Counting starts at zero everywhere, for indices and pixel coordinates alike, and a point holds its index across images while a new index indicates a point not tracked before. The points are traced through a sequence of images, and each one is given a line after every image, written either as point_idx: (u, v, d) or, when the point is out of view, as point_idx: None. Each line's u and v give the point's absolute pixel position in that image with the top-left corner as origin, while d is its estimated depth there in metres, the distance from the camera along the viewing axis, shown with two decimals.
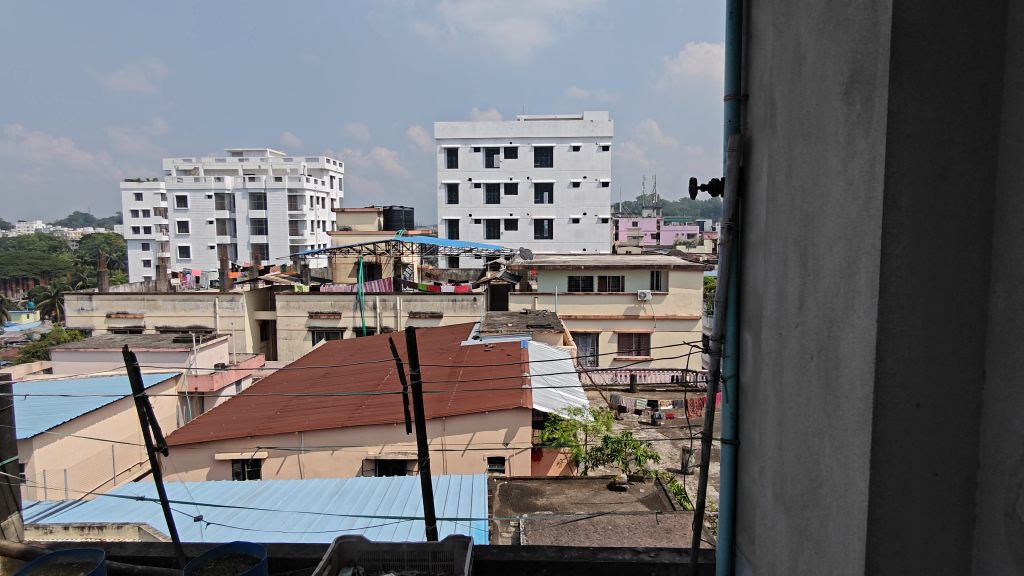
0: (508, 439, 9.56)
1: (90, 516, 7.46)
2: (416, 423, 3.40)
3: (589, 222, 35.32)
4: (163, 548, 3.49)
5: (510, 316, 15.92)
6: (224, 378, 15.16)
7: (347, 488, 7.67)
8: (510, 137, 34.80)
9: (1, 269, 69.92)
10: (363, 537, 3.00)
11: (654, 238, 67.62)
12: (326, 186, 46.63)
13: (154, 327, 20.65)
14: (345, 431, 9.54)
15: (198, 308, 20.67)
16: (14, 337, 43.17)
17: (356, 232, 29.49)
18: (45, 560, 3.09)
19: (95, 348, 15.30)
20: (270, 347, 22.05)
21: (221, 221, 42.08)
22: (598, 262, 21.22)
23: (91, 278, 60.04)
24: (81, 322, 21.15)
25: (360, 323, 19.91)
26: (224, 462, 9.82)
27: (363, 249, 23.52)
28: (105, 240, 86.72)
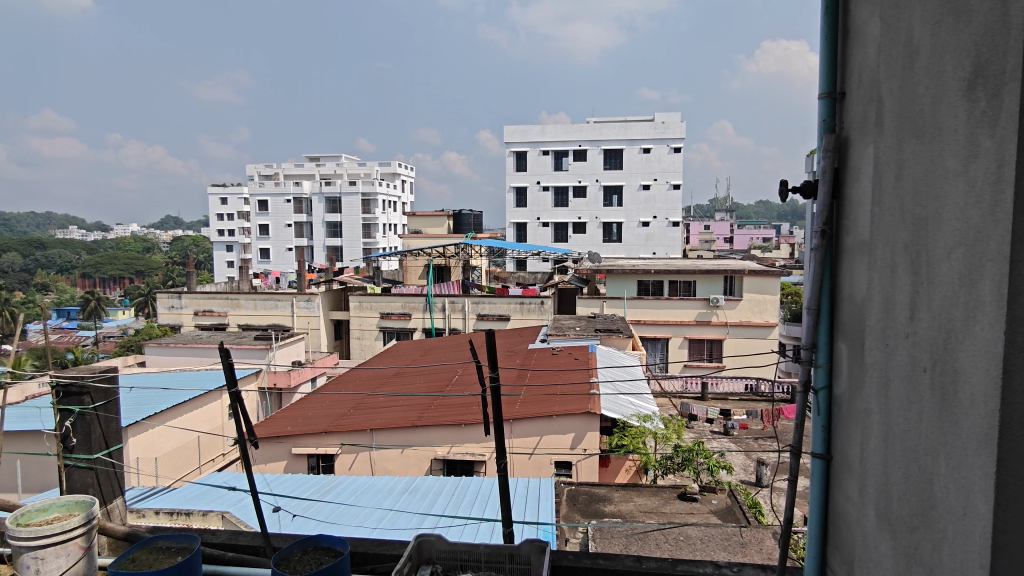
0: (576, 444, 9.48)
1: (179, 502, 7.89)
2: (495, 425, 3.39)
3: (659, 225, 34.71)
4: (252, 536, 3.65)
5: (578, 320, 15.83)
6: (301, 375, 15.74)
7: (417, 487, 7.79)
8: (579, 140, 34.67)
9: (100, 267, 75.03)
10: (441, 537, 3.03)
11: (727, 242, 66.04)
12: (398, 190, 47.84)
13: (237, 325, 21.68)
14: (415, 430, 9.72)
15: (277, 308, 21.56)
16: (111, 333, 46.31)
17: (426, 236, 30.06)
18: (148, 543, 3.29)
19: (184, 344, 16.20)
20: (343, 346, 22.75)
21: (298, 224, 43.78)
22: (669, 266, 20.79)
23: (180, 279, 63.65)
24: (171, 320, 22.44)
25: (429, 324, 20.29)
26: (300, 457, 10.19)
27: (433, 252, 23.94)
28: (193, 242, 92.15)
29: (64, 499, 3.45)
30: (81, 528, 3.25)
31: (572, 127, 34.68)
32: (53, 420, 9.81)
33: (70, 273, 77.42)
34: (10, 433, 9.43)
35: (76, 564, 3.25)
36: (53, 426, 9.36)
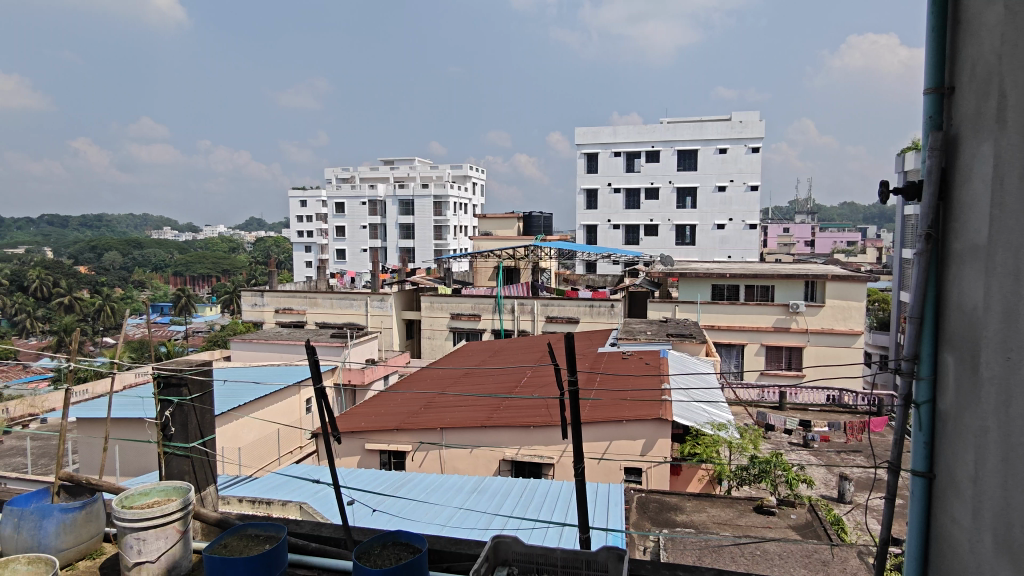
0: (646, 451, 9.31)
1: (260, 491, 8.26)
2: (573, 429, 3.36)
3: (735, 228, 33.69)
4: (333, 529, 3.79)
5: (649, 324, 15.55)
6: (374, 372, 16.15)
7: (485, 487, 7.83)
8: (652, 141, 34.06)
9: (191, 266, 79.60)
10: (518, 539, 3.03)
11: (808, 245, 63.37)
12: (469, 192, 48.45)
13: (315, 322, 22.51)
14: (484, 430, 9.79)
15: (352, 306, 22.23)
16: (199, 328, 49.03)
17: (497, 237, 30.28)
18: (239, 530, 3.45)
19: (266, 339, 16.95)
20: (415, 345, 23.23)
21: (373, 226, 45.06)
22: (746, 269, 20.14)
23: (262, 278, 66.73)
24: (254, 316, 23.56)
25: (499, 325, 20.45)
26: (373, 452, 10.46)
27: (503, 253, 24.12)
28: (275, 242, 96.47)
29: (164, 484, 3.67)
30: (179, 513, 3.44)
31: (645, 128, 34.16)
32: (154, 409, 10.49)
33: (164, 271, 82.58)
34: (115, 419, 10.14)
35: (173, 547, 3.44)
36: (153, 415, 10.01)
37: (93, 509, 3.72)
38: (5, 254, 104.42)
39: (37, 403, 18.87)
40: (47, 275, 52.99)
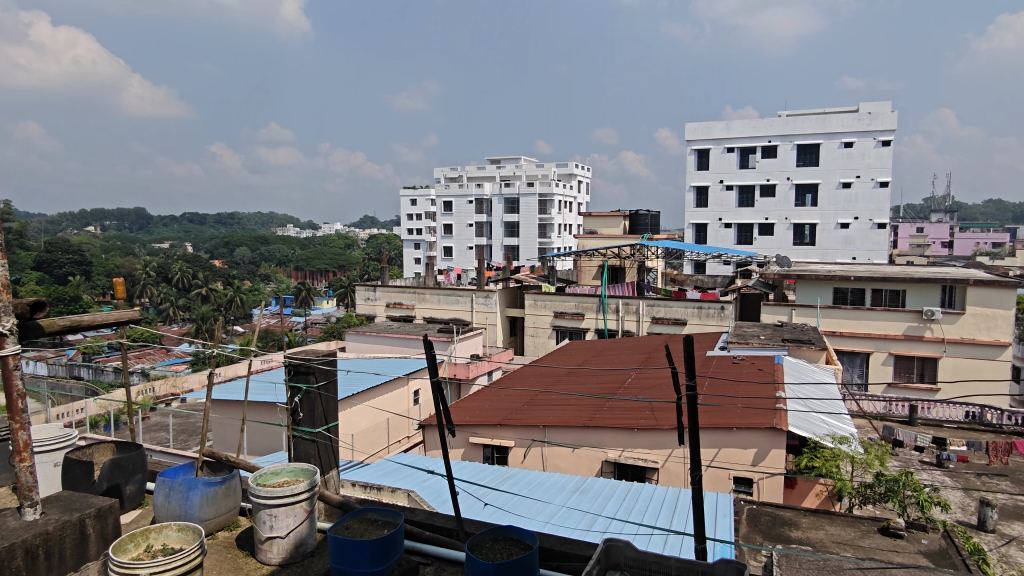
0: (757, 460, 8.88)
1: (372, 477, 8.66)
2: (689, 435, 3.27)
3: (861, 227, 31.50)
4: (446, 520, 3.92)
5: (763, 328, 14.81)
6: (478, 368, 16.47)
7: (587, 487, 7.78)
8: (769, 135, 32.35)
9: (311, 262, 84.80)
10: (630, 543, 2.97)
11: (945, 247, 58.17)
12: (574, 191, 48.33)
13: (423, 317, 23.30)
14: (585, 431, 9.72)
15: (458, 303, 22.83)
16: (317, 320, 52.21)
17: (602, 236, 29.97)
18: (358, 514, 3.63)
19: (379, 333, 17.74)
20: (518, 342, 23.47)
21: (479, 224, 46.02)
22: (873, 272, 18.76)
23: (375, 273, 70.05)
24: (367, 310, 24.76)
25: (603, 325, 20.25)
26: (476, 446, 10.66)
27: (608, 252, 23.85)
28: (387, 240, 101.03)
29: (293, 466, 3.93)
30: (306, 494, 3.65)
31: (762, 122, 32.56)
32: (285, 395, 11.30)
33: (288, 266, 88.71)
34: (251, 402, 11.01)
35: (300, 525, 3.67)
36: (284, 400, 10.77)
37: (230, 484, 4.04)
38: (152, 248, 116.08)
39: (179, 384, 20.87)
40: (188, 268, 58.53)
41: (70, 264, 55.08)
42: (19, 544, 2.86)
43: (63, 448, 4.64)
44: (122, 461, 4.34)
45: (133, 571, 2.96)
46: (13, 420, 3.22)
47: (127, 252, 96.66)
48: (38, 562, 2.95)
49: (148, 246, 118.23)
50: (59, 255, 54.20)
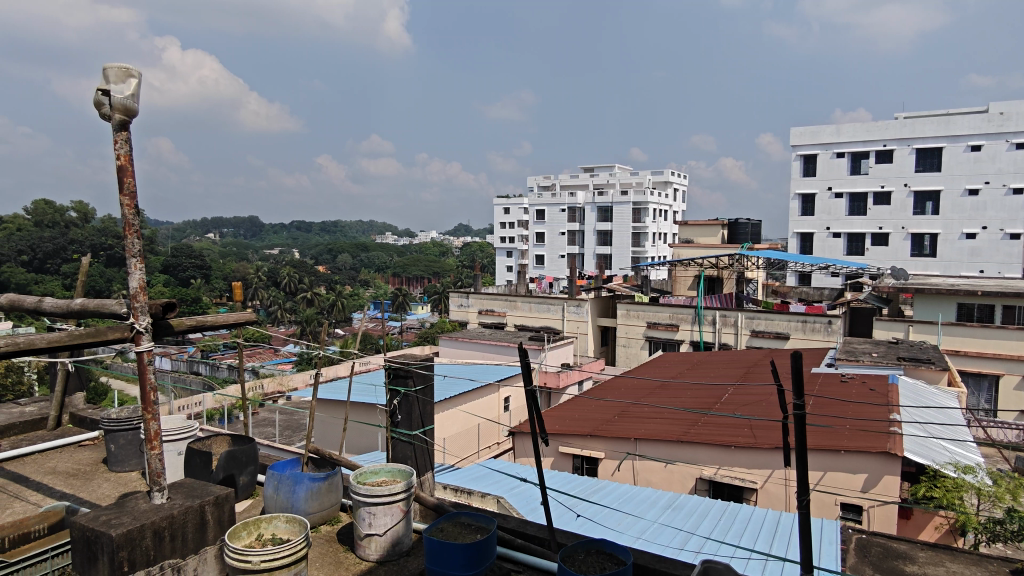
0: (867, 487, 8.28)
1: (463, 480, 8.82)
2: (797, 457, 3.09)
3: (990, 237, 28.90)
4: (538, 529, 3.92)
5: (876, 345, 13.83)
6: (569, 377, 16.44)
7: (680, 504, 7.54)
8: (884, 139, 30.34)
9: (408, 268, 87.64)
10: (728, 568, 2.85)
11: None
12: (670, 199, 47.25)
13: (515, 325, 23.51)
14: (680, 446, 9.43)
15: (549, 311, 22.86)
16: (412, 325, 53.81)
17: (698, 245, 29.08)
18: (453, 517, 3.70)
19: (472, 339, 18.07)
20: (609, 352, 23.15)
21: (572, 232, 45.95)
22: (1004, 287, 17.15)
23: (468, 280, 71.48)
24: (461, 316, 25.30)
25: (698, 337, 19.63)
26: (566, 456, 10.60)
27: (706, 262, 23.13)
28: (481, 249, 102.88)
29: (391, 466, 4.06)
30: (404, 494, 3.74)
31: (876, 125, 30.64)
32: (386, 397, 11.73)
33: (385, 272, 92.12)
34: (354, 403, 11.49)
35: (397, 524, 3.77)
36: (383, 401, 11.18)
37: (333, 480, 4.22)
38: (263, 253, 124.08)
39: (286, 382, 22.15)
40: (295, 273, 62.09)
41: (192, 267, 59.83)
42: (148, 526, 3.11)
43: (185, 438, 5.03)
44: (236, 454, 4.63)
45: (245, 558, 3.15)
46: (146, 411, 3.51)
47: (242, 257, 103.85)
48: (164, 544, 3.19)
49: (260, 252, 126.15)
50: (183, 259, 59.00)
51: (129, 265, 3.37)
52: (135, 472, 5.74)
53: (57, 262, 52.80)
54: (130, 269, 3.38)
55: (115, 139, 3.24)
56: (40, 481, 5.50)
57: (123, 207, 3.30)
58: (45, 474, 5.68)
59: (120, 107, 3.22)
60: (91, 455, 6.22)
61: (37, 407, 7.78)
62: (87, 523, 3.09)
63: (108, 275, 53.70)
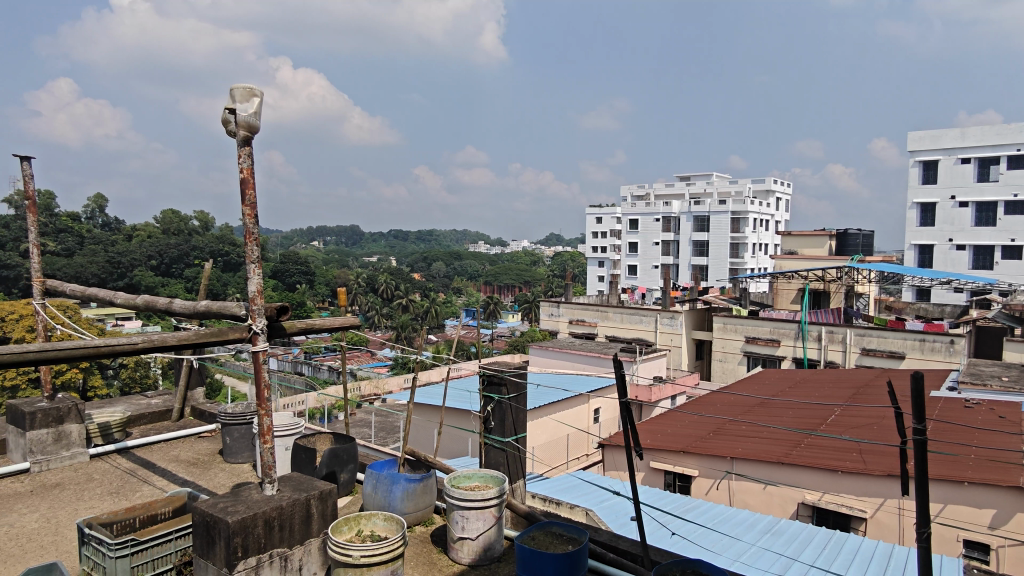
0: (995, 524, 7.53)
1: (553, 490, 8.83)
2: (917, 485, 2.86)
3: None
4: (631, 544, 3.86)
5: (1006, 368, 12.59)
6: (661, 391, 16.07)
7: (780, 529, 7.15)
8: (1018, 142, 27.70)
9: (500, 276, 88.64)
10: None
11: None
12: (772, 208, 45.23)
13: (607, 336, 23.26)
14: (780, 467, 8.96)
15: (641, 323, 22.45)
16: (502, 333, 54.40)
17: (802, 256, 27.62)
18: (545, 527, 3.70)
19: (562, 349, 18.02)
20: (704, 367, 22.39)
21: (666, 242, 44.93)
22: None
23: (559, 290, 71.39)
24: (552, 325, 25.29)
25: (801, 354, 18.64)
26: (657, 471, 10.33)
27: (810, 274, 21.96)
28: (572, 258, 102.66)
29: (484, 472, 4.12)
30: (496, 500, 3.77)
31: (1007, 128, 28.04)
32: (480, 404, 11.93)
33: (478, 280, 93.80)
34: (449, 408, 11.76)
35: (489, 529, 3.81)
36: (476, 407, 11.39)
37: (428, 482, 4.34)
38: (363, 261, 129.54)
39: (383, 384, 23.02)
40: (392, 279, 64.46)
41: (298, 273, 63.49)
42: (261, 515, 3.32)
43: (292, 435, 5.33)
44: (339, 452, 4.85)
45: (347, 552, 3.30)
46: (260, 407, 3.74)
47: (344, 265, 109.09)
48: (273, 533, 3.39)
49: (361, 260, 131.89)
50: (290, 266, 62.81)
51: (248, 270, 3.63)
52: (247, 464, 6.14)
53: (181, 267, 57.74)
54: (249, 274, 3.63)
55: (239, 154, 3.51)
56: (166, 467, 6.01)
57: (244, 217, 3.56)
58: (170, 461, 6.20)
59: (245, 124, 3.48)
60: (209, 446, 6.72)
61: (164, 399, 8.50)
62: (207, 509, 3.34)
63: (225, 280, 58.04)
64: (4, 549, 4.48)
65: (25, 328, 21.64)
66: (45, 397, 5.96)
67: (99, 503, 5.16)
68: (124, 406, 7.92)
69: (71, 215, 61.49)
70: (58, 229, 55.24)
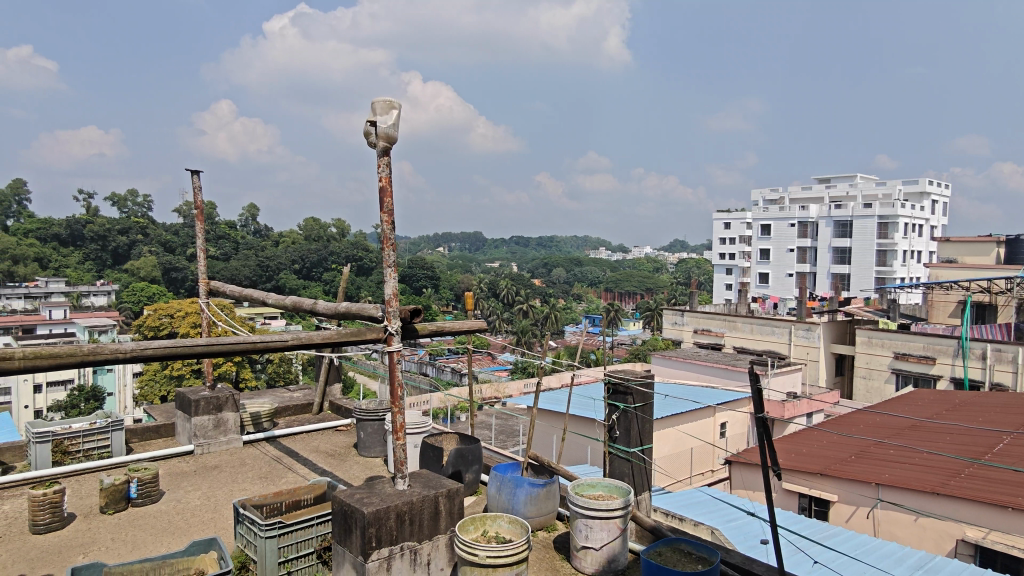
0: None
1: (675, 504, 8.54)
2: None
3: None
4: (765, 569, 3.62)
5: None
6: (796, 408, 15.09)
7: (936, 567, 6.44)
8: None
9: (621, 283, 87.33)
10: None
11: None
12: (927, 212, 41.03)
13: (735, 347, 22.22)
14: (935, 499, 8.07)
15: (774, 334, 21.21)
16: (623, 341, 53.50)
17: (964, 265, 24.81)
18: (672, 543, 3.57)
19: (686, 358, 17.44)
20: (845, 384, 20.74)
21: (802, 249, 42.09)
22: None
23: (683, 297, 69.14)
24: (675, 334, 24.56)
25: (960, 374, 16.72)
26: (791, 493, 9.68)
27: (974, 285, 19.68)
28: (698, 266, 99.28)
29: (609, 482, 4.05)
30: (622, 511, 3.68)
31: None
32: (602, 412, 11.82)
33: (598, 286, 93.03)
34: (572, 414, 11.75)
35: (613, 540, 3.73)
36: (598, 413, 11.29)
37: (551, 488, 4.34)
38: (486, 266, 132.81)
39: (503, 388, 23.42)
40: (513, 285, 65.54)
41: (425, 278, 66.29)
42: (393, 508, 3.47)
43: (421, 433, 5.54)
44: (465, 452, 4.98)
45: (474, 551, 3.35)
46: (393, 404, 3.91)
47: (467, 270, 112.59)
48: (404, 526, 3.53)
49: (485, 265, 135.07)
50: (417, 271, 65.77)
51: (385, 273, 3.82)
52: (379, 458, 6.46)
53: (320, 271, 62.09)
54: (386, 277, 3.82)
55: (379, 163, 3.71)
56: (307, 457, 6.47)
57: (383, 224, 3.76)
58: (311, 451, 6.67)
59: (385, 135, 3.67)
60: (345, 439, 7.15)
61: (306, 393, 9.16)
62: (345, 499, 3.53)
63: (359, 283, 61.75)
64: (173, 522, 5.02)
65: (190, 325, 24.24)
66: (207, 386, 6.66)
67: (252, 486, 5.65)
68: (272, 398, 8.63)
69: (229, 223, 68.25)
70: (218, 236, 61.44)
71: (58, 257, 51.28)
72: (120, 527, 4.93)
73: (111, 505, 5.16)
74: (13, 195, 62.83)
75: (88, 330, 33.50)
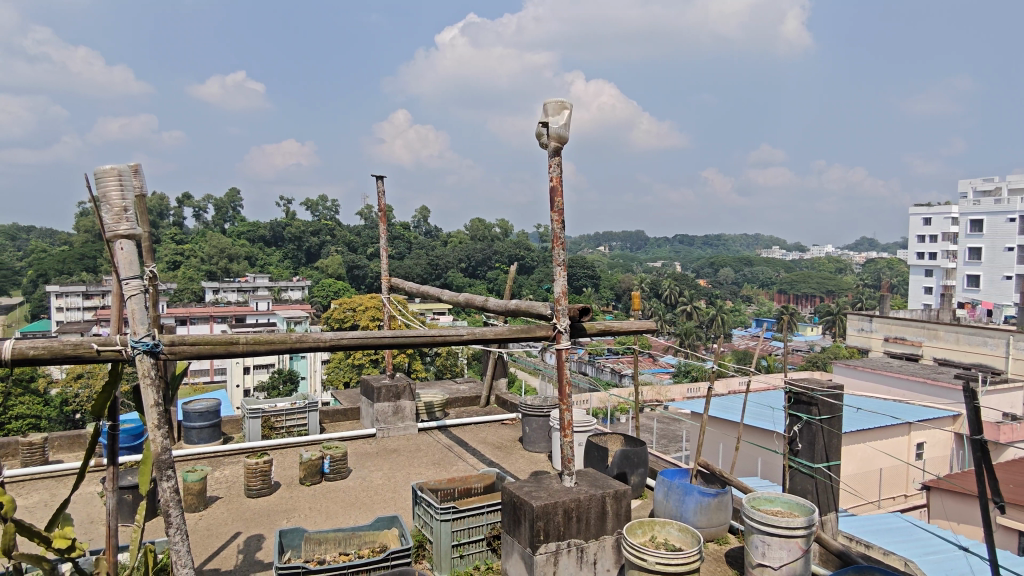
0: None
1: (861, 529, 7.74)
2: None
3: None
4: None
5: None
6: (1015, 432, 13.04)
7: None
8: None
9: (798, 285, 80.97)
10: None
11: None
12: None
13: (935, 359, 19.69)
14: None
15: (986, 345, 18.16)
16: (798, 348, 49.60)
17: None
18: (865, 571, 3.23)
19: (875, 369, 15.82)
20: None
21: None
22: None
23: (870, 301, 62.60)
24: (861, 342, 22.32)
25: None
26: (1010, 531, 8.37)
27: None
28: (889, 267, 89.47)
29: (789, 498, 3.77)
30: (804, 530, 3.41)
31: None
32: (782, 424, 11.01)
33: (770, 288, 87.10)
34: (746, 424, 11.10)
35: (795, 561, 3.44)
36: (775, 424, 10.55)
37: (723, 499, 4.13)
38: (648, 266, 130.16)
39: (665, 392, 22.82)
40: (677, 285, 63.57)
41: (585, 278, 66.51)
42: (560, 504, 3.50)
43: (587, 431, 5.56)
44: (630, 454, 4.91)
45: (643, 556, 3.28)
46: (562, 401, 3.95)
47: (629, 269, 110.97)
48: (571, 523, 3.55)
49: (647, 265, 132.53)
50: (578, 270, 66.14)
51: (554, 272, 3.87)
52: (544, 453, 6.58)
53: (485, 269, 64.73)
54: (555, 275, 3.86)
55: (550, 163, 3.76)
56: (476, 447, 6.76)
57: (553, 223, 3.81)
58: (480, 442, 6.96)
59: (556, 135, 3.71)
60: (511, 432, 7.38)
61: (474, 387, 9.60)
62: (515, 491, 3.64)
63: (522, 283, 63.48)
64: (358, 497, 5.51)
65: (370, 318, 26.46)
66: (387, 376, 7.23)
67: (426, 470, 6.03)
68: (443, 389, 9.14)
69: (405, 225, 73.48)
70: (394, 237, 66.46)
71: (264, 257, 58.61)
72: (317, 498, 5.51)
73: (309, 478, 5.77)
74: (232, 203, 72.73)
75: (287, 321, 37.89)
